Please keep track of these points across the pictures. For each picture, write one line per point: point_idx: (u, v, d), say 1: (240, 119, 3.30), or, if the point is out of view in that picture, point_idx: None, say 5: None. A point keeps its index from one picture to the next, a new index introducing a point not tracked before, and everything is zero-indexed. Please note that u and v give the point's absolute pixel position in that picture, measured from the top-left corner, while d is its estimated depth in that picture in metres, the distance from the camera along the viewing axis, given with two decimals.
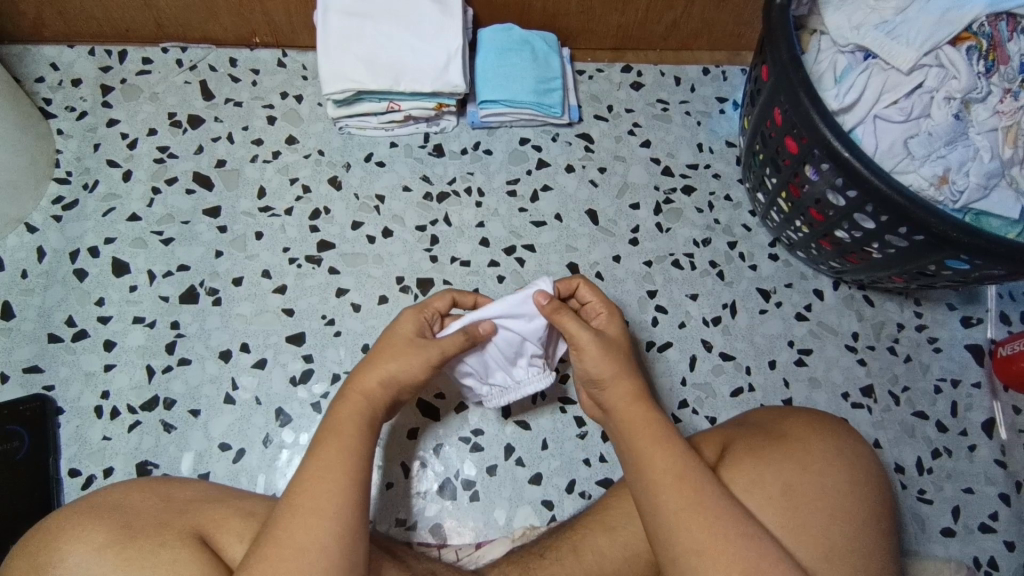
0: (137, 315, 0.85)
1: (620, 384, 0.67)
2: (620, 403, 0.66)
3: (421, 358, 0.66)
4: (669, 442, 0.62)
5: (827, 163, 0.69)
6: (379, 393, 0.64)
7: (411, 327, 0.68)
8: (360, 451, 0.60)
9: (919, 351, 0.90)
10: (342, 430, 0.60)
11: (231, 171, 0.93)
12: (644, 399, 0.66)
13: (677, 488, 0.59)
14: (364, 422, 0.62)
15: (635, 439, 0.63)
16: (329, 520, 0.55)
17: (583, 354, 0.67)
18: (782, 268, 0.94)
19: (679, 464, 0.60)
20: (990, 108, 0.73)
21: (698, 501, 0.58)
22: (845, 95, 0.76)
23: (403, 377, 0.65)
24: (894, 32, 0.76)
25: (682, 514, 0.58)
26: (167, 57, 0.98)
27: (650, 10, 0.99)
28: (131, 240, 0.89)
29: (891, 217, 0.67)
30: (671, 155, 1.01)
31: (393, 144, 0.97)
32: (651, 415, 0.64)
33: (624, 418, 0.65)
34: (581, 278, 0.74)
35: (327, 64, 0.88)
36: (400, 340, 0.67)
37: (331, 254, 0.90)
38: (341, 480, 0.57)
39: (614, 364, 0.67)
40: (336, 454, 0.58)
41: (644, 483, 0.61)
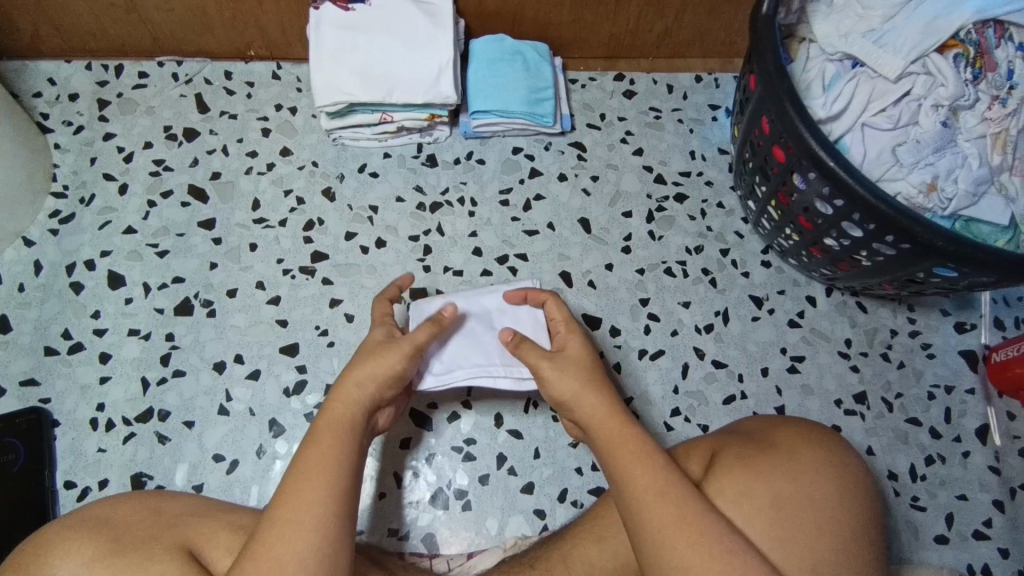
0: (132, 327, 0.85)
1: (591, 400, 0.67)
2: (591, 419, 0.67)
3: (390, 352, 0.68)
4: (649, 457, 0.62)
5: (813, 172, 0.69)
6: (357, 395, 0.65)
7: (380, 333, 0.71)
8: (343, 459, 0.60)
9: (912, 357, 0.90)
10: (320, 440, 0.61)
11: (226, 184, 0.94)
12: (619, 412, 0.67)
13: (659, 501, 0.60)
14: (345, 428, 0.62)
15: (613, 457, 0.64)
16: (309, 534, 0.55)
17: (550, 378, 0.70)
18: (774, 274, 0.95)
19: (657, 481, 0.61)
20: (979, 115, 0.73)
21: (678, 518, 0.59)
22: (833, 104, 0.76)
23: (379, 377, 0.66)
24: (882, 41, 0.76)
25: (667, 527, 0.58)
26: (163, 71, 1.00)
27: (641, 19, 1.00)
28: (126, 253, 0.89)
29: (878, 225, 0.66)
30: (663, 163, 1.02)
31: (386, 155, 0.99)
32: (625, 427, 0.65)
33: (599, 435, 0.66)
34: (550, 294, 0.78)
35: (321, 76, 0.89)
36: (373, 346, 0.69)
37: (325, 265, 0.91)
38: (318, 491, 0.57)
39: (581, 384, 0.68)
40: (312, 466, 0.59)
41: (626, 498, 0.61)
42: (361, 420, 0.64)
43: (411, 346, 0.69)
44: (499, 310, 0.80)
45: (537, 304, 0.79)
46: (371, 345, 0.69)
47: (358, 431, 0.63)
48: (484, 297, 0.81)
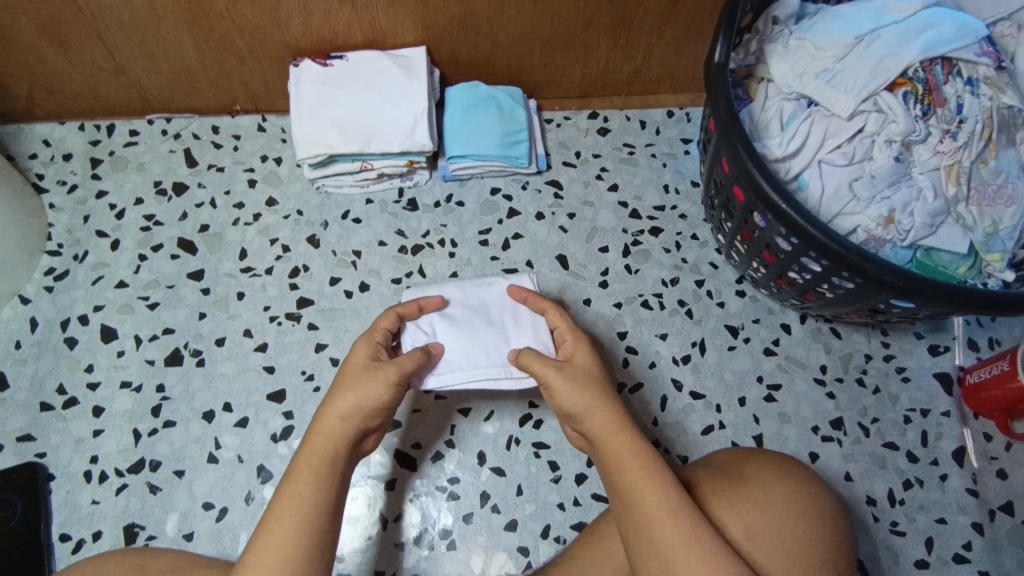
0: (124, 379, 0.88)
1: (601, 415, 0.69)
2: (603, 435, 0.68)
3: (375, 380, 0.69)
4: (659, 475, 0.64)
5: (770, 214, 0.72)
6: (340, 429, 0.67)
7: (365, 353, 0.73)
8: (319, 500, 0.62)
9: (888, 381, 0.92)
10: (296, 479, 0.63)
11: (214, 235, 0.98)
12: (626, 427, 0.68)
13: (673, 522, 0.61)
14: (321, 464, 0.64)
15: (621, 472, 0.65)
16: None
17: (561, 392, 0.71)
18: (749, 304, 0.97)
19: (667, 501, 0.62)
20: (931, 149, 0.76)
21: (693, 538, 0.60)
22: (789, 143, 0.79)
23: (363, 409, 0.68)
24: (834, 80, 0.78)
25: (672, 548, 0.60)
26: (153, 128, 1.04)
27: (611, 61, 1.04)
28: (118, 307, 0.92)
29: (832, 263, 0.69)
30: (638, 198, 1.05)
31: (369, 200, 1.02)
32: (634, 444, 0.66)
33: (608, 448, 0.67)
34: (552, 304, 0.82)
35: (302, 131, 0.93)
36: (355, 368, 0.71)
37: (310, 311, 0.94)
38: (294, 537, 0.59)
39: (592, 397, 0.69)
40: (290, 509, 0.61)
41: (638, 519, 0.62)
42: (344, 453, 0.66)
43: (395, 375, 0.71)
44: (499, 304, 0.86)
45: (535, 309, 0.84)
46: (359, 371, 0.70)
47: (339, 468, 0.65)
48: (484, 291, 0.87)
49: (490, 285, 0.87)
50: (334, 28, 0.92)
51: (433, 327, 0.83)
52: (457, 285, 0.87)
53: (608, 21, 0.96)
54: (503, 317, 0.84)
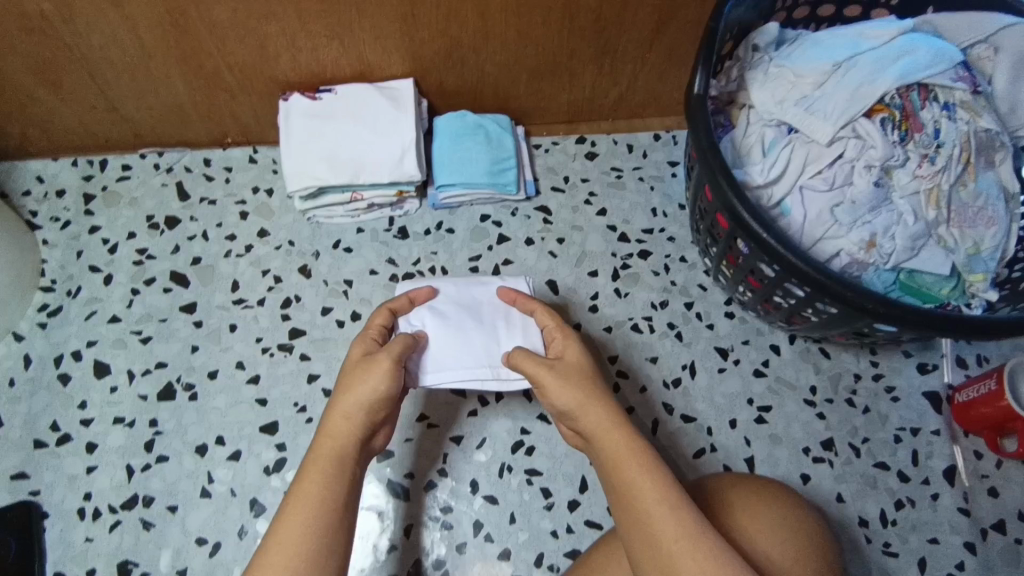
0: (118, 415, 0.88)
1: (591, 411, 0.70)
2: (599, 432, 0.69)
3: (372, 372, 0.71)
4: (656, 469, 0.64)
5: (752, 244, 0.73)
6: (346, 428, 0.68)
7: (359, 350, 0.76)
8: (325, 499, 0.62)
9: (877, 401, 0.92)
10: (304, 481, 0.63)
11: (206, 267, 0.98)
12: (621, 422, 0.69)
13: (675, 515, 0.61)
14: (328, 464, 0.65)
15: (619, 468, 0.66)
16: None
17: (552, 390, 0.73)
18: (738, 325, 0.98)
19: (670, 491, 0.62)
20: (910, 173, 0.77)
21: (695, 533, 0.59)
22: (771, 170, 0.79)
23: (367, 403, 0.69)
24: (813, 107, 0.80)
25: (675, 547, 0.59)
26: (145, 162, 1.05)
27: (596, 87, 1.05)
28: (111, 342, 0.93)
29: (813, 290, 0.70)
30: (626, 221, 1.06)
31: (360, 229, 1.03)
32: (631, 438, 0.67)
33: (605, 445, 0.68)
34: (541, 305, 0.85)
35: (292, 164, 0.94)
36: (353, 366, 0.73)
37: (302, 341, 0.94)
38: (301, 537, 0.60)
39: (582, 394, 0.71)
40: (296, 509, 0.61)
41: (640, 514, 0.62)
42: (351, 452, 0.67)
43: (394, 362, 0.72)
44: (491, 305, 0.89)
45: (526, 310, 0.87)
46: (356, 366, 0.71)
47: (347, 467, 0.66)
48: (478, 290, 0.91)
49: (484, 285, 0.91)
50: (322, 63, 0.94)
51: (424, 322, 0.87)
52: (452, 281, 0.91)
53: (592, 49, 0.97)
54: (494, 318, 0.88)
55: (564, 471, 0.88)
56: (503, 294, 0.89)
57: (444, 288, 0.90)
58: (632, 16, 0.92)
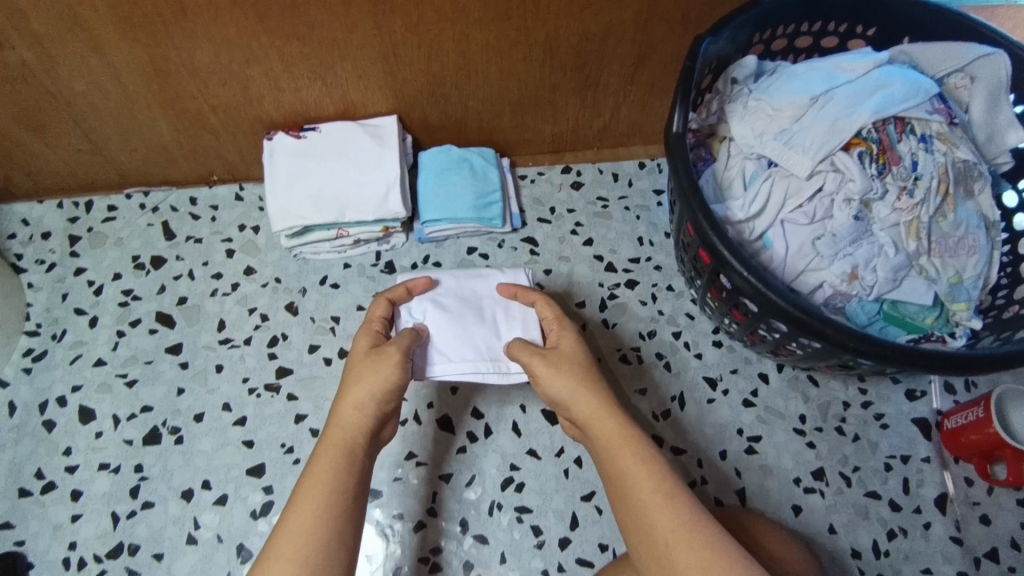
0: (103, 461, 0.88)
1: (584, 399, 0.74)
2: (591, 421, 0.73)
3: (381, 366, 0.75)
4: (647, 458, 0.68)
5: (733, 282, 0.75)
6: (357, 419, 0.72)
7: (366, 342, 0.79)
8: (337, 492, 0.66)
9: (867, 429, 0.92)
10: (318, 473, 0.67)
11: (192, 307, 0.98)
12: (614, 412, 0.73)
13: (665, 501, 0.65)
14: (340, 457, 0.69)
15: (613, 455, 0.70)
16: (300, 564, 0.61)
17: (546, 378, 0.77)
18: (726, 354, 0.97)
19: (659, 478, 0.67)
20: (889, 206, 0.77)
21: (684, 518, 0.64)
22: (751, 205, 0.80)
23: (377, 394, 0.73)
24: (792, 141, 0.80)
25: (667, 530, 0.63)
26: (131, 202, 1.05)
27: (580, 119, 1.06)
28: (97, 386, 0.92)
29: (792, 327, 0.72)
30: (613, 251, 1.06)
31: (346, 265, 1.03)
32: (623, 426, 0.71)
33: (598, 431, 0.72)
34: (543, 295, 0.86)
35: (277, 203, 0.94)
36: (359, 359, 0.77)
37: (289, 380, 0.94)
38: (314, 527, 0.63)
39: (575, 382, 0.75)
40: (310, 499, 0.65)
41: (632, 498, 0.66)
42: (362, 444, 0.71)
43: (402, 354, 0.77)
44: (491, 298, 0.91)
45: (526, 303, 0.89)
46: (365, 359, 0.75)
47: (358, 456, 0.70)
48: (477, 284, 0.91)
49: (484, 278, 0.92)
50: (305, 102, 0.94)
51: (425, 313, 0.88)
52: (452, 274, 0.92)
53: (574, 83, 0.98)
54: (494, 312, 0.89)
55: (553, 508, 0.87)
56: (504, 288, 0.90)
57: (443, 281, 0.91)
58: (612, 51, 0.93)
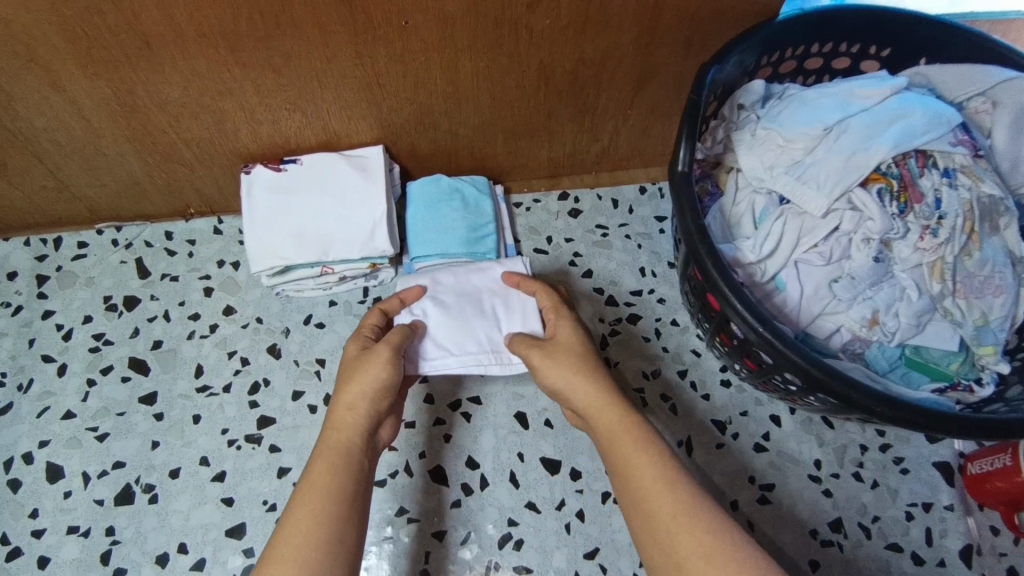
0: (71, 523, 0.82)
1: (582, 390, 0.73)
2: (588, 409, 0.72)
3: (373, 363, 0.74)
4: (646, 444, 0.67)
5: (748, 335, 0.70)
6: (351, 419, 0.72)
7: (356, 347, 0.78)
8: (332, 491, 0.65)
9: (886, 474, 0.87)
10: (314, 475, 0.66)
11: (168, 352, 0.93)
12: (612, 401, 0.71)
13: (665, 487, 0.63)
14: (336, 458, 0.68)
15: (613, 442, 0.69)
16: (294, 566, 0.59)
17: (545, 370, 0.76)
18: (735, 394, 0.92)
19: (659, 462, 0.65)
20: (911, 245, 0.72)
21: (686, 503, 0.62)
22: (763, 245, 0.74)
23: (369, 391, 0.73)
24: (805, 176, 0.75)
25: (670, 516, 0.61)
26: (102, 238, 1.00)
27: (577, 144, 1.00)
28: (66, 440, 0.87)
29: (807, 383, 0.68)
30: (614, 283, 1.00)
31: (332, 302, 0.97)
32: (621, 414, 0.70)
33: (598, 421, 0.71)
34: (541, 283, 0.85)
35: (256, 242, 0.89)
36: (349, 363, 0.77)
37: (271, 431, 0.88)
38: (308, 529, 0.62)
39: (571, 372, 0.74)
40: (305, 500, 0.64)
41: (632, 485, 0.65)
42: (357, 444, 0.70)
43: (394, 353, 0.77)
44: (491, 291, 0.89)
45: (526, 292, 0.87)
46: (355, 361, 0.75)
47: (354, 456, 0.69)
48: (477, 278, 0.90)
49: (485, 270, 0.90)
50: (285, 134, 0.88)
51: (425, 312, 0.87)
52: (452, 270, 0.90)
53: (569, 109, 0.92)
54: (494, 305, 0.88)
55: (555, 567, 0.82)
56: (504, 279, 0.88)
57: (441, 279, 0.90)
58: (610, 76, 0.87)
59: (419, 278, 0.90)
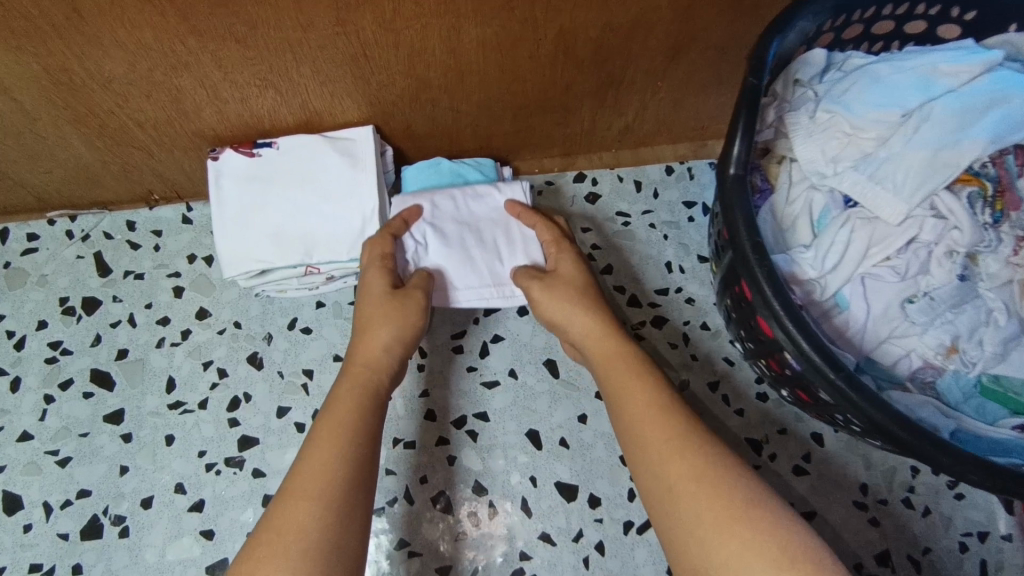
0: (34, 561, 0.74)
1: (586, 321, 0.69)
2: (587, 339, 0.68)
3: (400, 305, 0.69)
4: (641, 374, 0.63)
5: (810, 376, 0.58)
6: (380, 358, 0.67)
7: (379, 281, 0.71)
8: (359, 426, 0.60)
9: (939, 500, 0.78)
10: (338, 407, 0.61)
11: (134, 362, 0.82)
12: (612, 332, 0.68)
13: (658, 412, 0.59)
14: (364, 394, 0.63)
15: (609, 373, 0.65)
16: (315, 498, 0.54)
17: (552, 310, 0.71)
18: (773, 409, 0.82)
19: (654, 389, 0.61)
20: (1002, 260, 0.62)
21: (677, 428, 0.57)
22: (825, 259, 0.63)
23: (400, 334, 0.68)
24: (878, 174, 0.64)
25: (660, 440, 0.57)
26: (55, 229, 0.88)
27: (597, 119, 0.87)
28: (23, 466, 0.78)
29: (874, 434, 0.58)
30: (638, 279, 0.89)
31: (319, 303, 0.85)
32: (619, 345, 0.66)
33: (596, 352, 0.67)
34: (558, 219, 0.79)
35: (229, 243, 0.78)
36: (372, 296, 0.70)
37: (254, 453, 0.78)
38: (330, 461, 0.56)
39: (571, 304, 0.70)
40: (329, 432, 0.59)
41: (624, 412, 0.61)
42: (383, 384, 0.66)
43: (425, 300, 0.72)
44: (491, 222, 0.79)
45: (526, 224, 0.78)
46: (382, 300, 0.69)
47: (379, 398, 0.64)
48: (476, 205, 0.80)
49: (484, 198, 0.80)
50: (256, 113, 0.75)
51: (425, 240, 0.78)
52: (449, 195, 0.80)
53: (591, 82, 0.79)
54: (495, 236, 0.79)
55: None
56: (506, 207, 0.79)
57: (439, 203, 0.79)
58: (642, 43, 0.73)
59: (414, 199, 0.79)
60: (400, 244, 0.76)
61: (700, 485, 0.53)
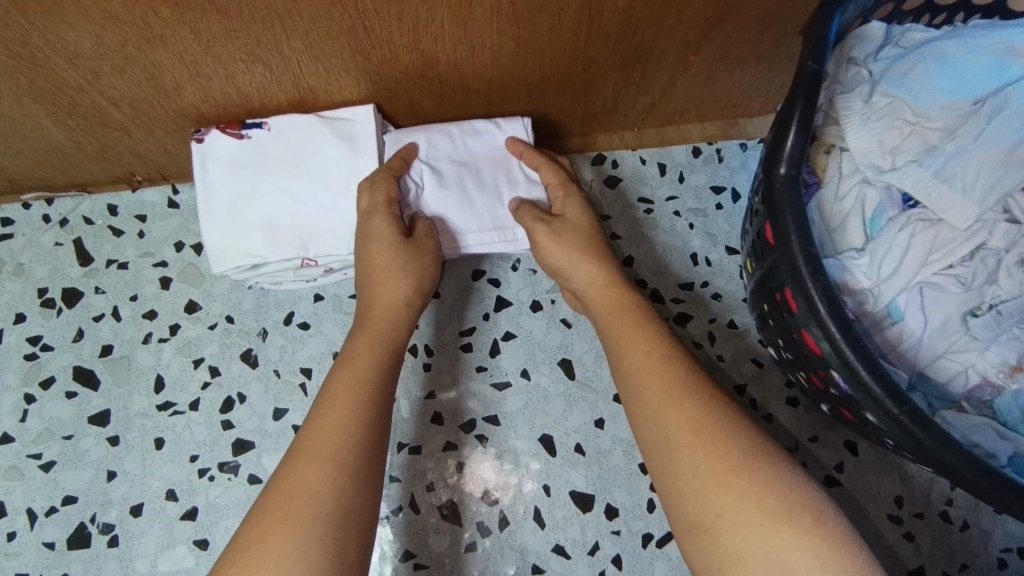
0: (19, 571, 0.70)
1: (592, 270, 0.65)
2: (589, 288, 0.65)
3: (409, 253, 0.65)
4: (644, 326, 0.59)
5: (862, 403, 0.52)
6: (395, 315, 0.63)
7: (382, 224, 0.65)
8: (377, 389, 0.57)
9: (978, 514, 0.74)
10: (355, 363, 0.58)
11: (120, 359, 0.77)
12: (617, 282, 0.64)
13: (661, 363, 0.56)
14: (383, 353, 0.60)
15: (612, 323, 0.61)
16: (331, 461, 0.51)
17: (564, 260, 0.66)
18: (803, 415, 0.77)
19: (658, 340, 0.58)
20: None
21: (679, 379, 0.54)
22: (881, 266, 0.57)
23: (416, 285, 0.64)
24: (944, 172, 0.58)
25: (659, 390, 0.54)
26: (31, 214, 0.81)
27: (620, 97, 0.79)
28: (4, 471, 0.73)
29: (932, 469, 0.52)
30: (660, 271, 0.82)
31: (317, 297, 0.79)
32: (624, 295, 0.63)
33: (599, 303, 0.63)
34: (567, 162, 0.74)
35: (218, 235, 0.71)
36: (378, 236, 0.65)
37: (249, 458, 0.74)
38: (346, 423, 0.54)
39: (576, 251, 0.65)
40: (348, 392, 0.56)
41: (626, 363, 0.58)
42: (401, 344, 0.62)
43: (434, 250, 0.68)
44: (491, 160, 0.73)
45: (529, 166, 0.72)
46: (395, 246, 0.65)
47: (395, 361, 0.61)
48: (474, 142, 0.74)
49: (483, 134, 0.74)
50: (243, 91, 0.67)
51: (424, 181, 0.72)
52: (445, 132, 0.73)
53: (614, 57, 0.70)
54: (496, 176, 0.73)
55: None
56: (507, 145, 0.73)
57: (435, 142, 0.73)
58: (677, 13, 0.64)
59: (410, 135, 0.73)
60: (402, 186, 0.70)
61: (700, 438, 0.51)
